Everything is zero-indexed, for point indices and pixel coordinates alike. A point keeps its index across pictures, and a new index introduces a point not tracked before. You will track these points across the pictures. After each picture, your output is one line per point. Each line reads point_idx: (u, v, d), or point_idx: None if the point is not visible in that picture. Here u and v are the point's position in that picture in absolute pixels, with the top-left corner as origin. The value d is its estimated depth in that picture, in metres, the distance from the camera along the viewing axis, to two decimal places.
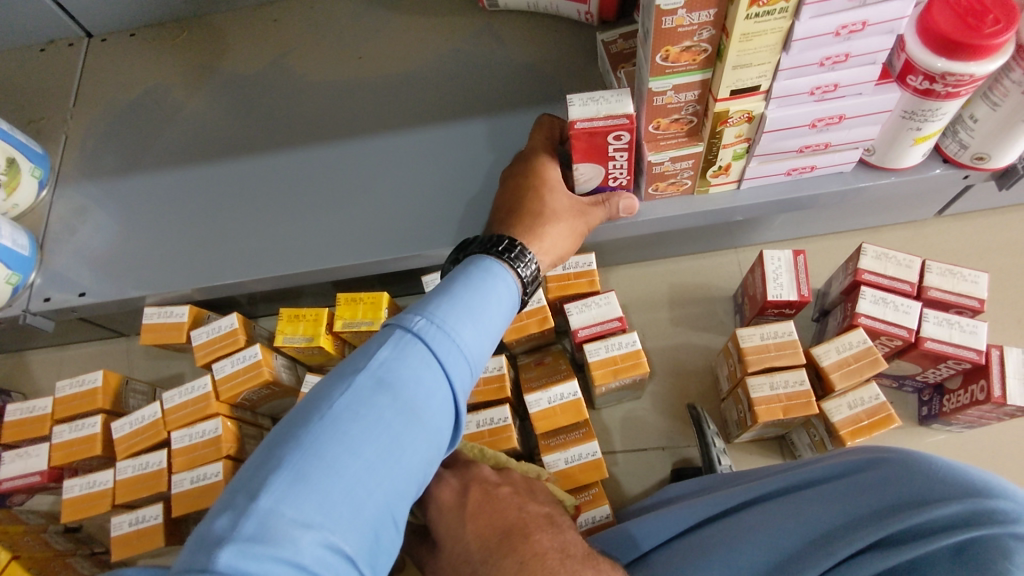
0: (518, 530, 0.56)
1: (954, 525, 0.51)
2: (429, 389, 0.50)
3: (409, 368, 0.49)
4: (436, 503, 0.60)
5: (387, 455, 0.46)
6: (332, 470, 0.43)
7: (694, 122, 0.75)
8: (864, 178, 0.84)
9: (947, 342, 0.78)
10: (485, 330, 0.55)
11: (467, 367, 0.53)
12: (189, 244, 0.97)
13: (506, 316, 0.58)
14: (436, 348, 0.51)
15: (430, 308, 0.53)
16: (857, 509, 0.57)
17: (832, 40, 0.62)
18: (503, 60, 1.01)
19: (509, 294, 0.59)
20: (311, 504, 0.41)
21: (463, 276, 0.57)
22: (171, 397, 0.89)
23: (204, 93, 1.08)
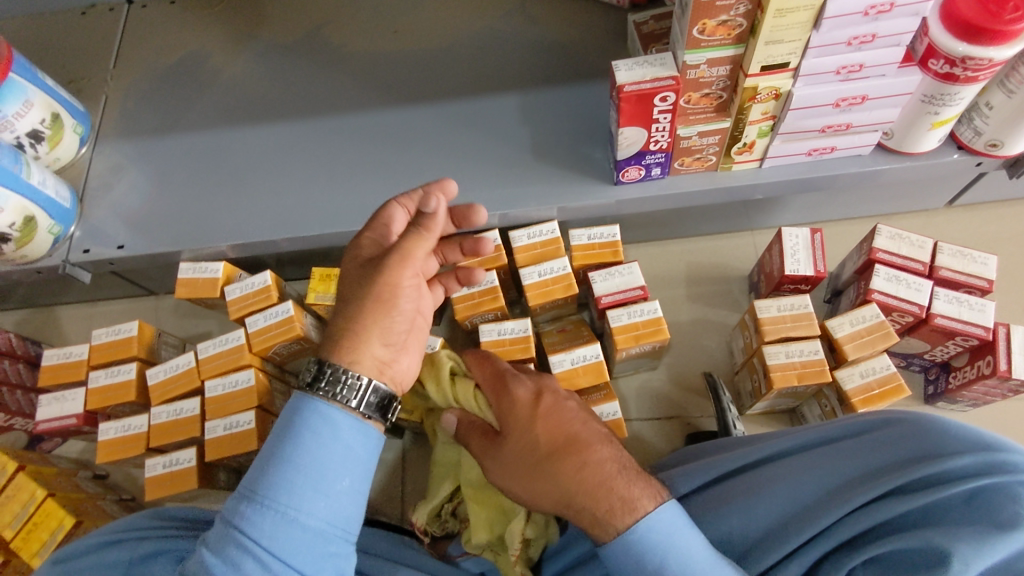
0: (579, 440, 0.60)
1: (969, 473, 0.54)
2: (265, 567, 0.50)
3: (231, 561, 0.50)
4: (512, 401, 0.65)
5: None
6: None
7: (723, 97, 0.78)
8: (882, 161, 0.88)
9: (956, 319, 0.82)
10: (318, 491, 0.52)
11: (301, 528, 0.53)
12: (226, 203, 1.01)
13: (355, 465, 0.55)
14: (253, 532, 0.50)
15: (252, 489, 0.52)
16: (873, 463, 0.60)
17: (860, 20, 0.66)
18: (535, 38, 1.04)
19: (343, 439, 0.55)
20: None
21: (288, 429, 0.55)
22: (205, 348, 0.92)
23: (242, 60, 1.11)
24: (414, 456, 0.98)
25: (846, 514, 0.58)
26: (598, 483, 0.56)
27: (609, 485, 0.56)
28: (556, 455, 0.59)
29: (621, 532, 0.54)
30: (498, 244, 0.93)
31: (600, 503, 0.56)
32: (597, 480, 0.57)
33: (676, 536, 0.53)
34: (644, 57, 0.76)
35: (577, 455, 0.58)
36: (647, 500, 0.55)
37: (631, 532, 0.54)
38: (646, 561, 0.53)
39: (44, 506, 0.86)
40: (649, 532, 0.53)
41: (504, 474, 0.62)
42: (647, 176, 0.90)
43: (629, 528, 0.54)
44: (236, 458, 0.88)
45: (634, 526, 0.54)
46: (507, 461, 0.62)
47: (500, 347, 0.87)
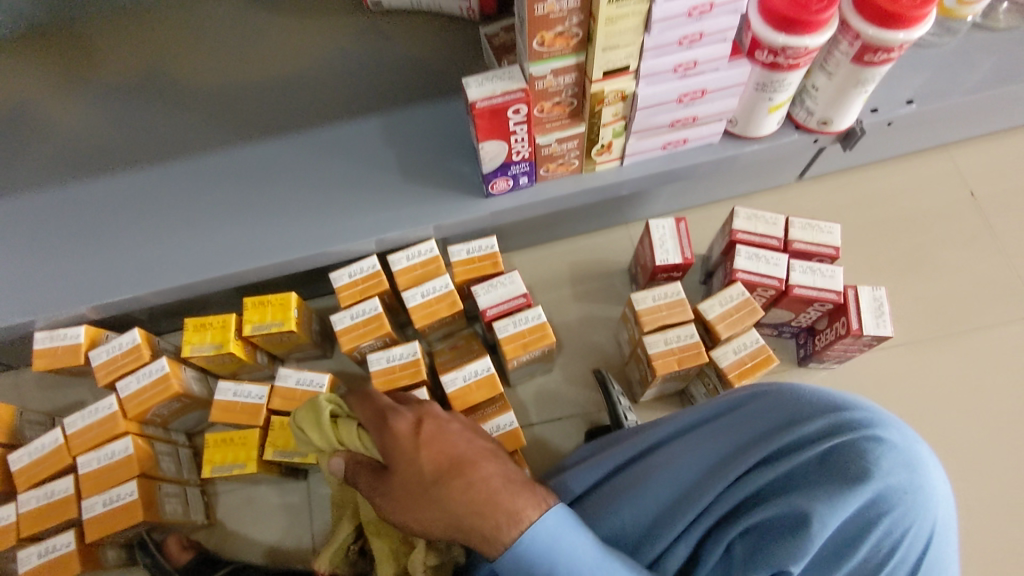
0: (463, 463, 0.59)
1: (824, 436, 0.58)
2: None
3: None
4: (392, 435, 0.63)
5: None
6: None
7: (574, 103, 0.80)
8: (731, 147, 0.93)
9: (812, 286, 0.88)
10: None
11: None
12: (79, 262, 0.94)
13: None
14: None
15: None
16: (743, 435, 0.63)
17: (686, 21, 0.70)
18: (390, 58, 1.03)
19: None
20: None
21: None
22: (74, 421, 0.86)
23: (79, 106, 1.03)
24: (319, 497, 0.96)
25: (726, 488, 0.61)
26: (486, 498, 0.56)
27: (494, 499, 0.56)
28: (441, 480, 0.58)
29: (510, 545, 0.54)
30: (378, 269, 0.91)
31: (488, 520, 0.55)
32: (483, 497, 0.56)
33: (563, 539, 0.55)
34: (493, 72, 0.76)
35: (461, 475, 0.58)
36: (531, 510, 0.56)
37: (517, 543, 0.54)
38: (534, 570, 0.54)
39: None
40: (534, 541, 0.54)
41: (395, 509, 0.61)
42: (516, 186, 0.91)
43: (515, 541, 0.54)
44: (122, 533, 0.83)
45: (520, 537, 0.54)
46: (396, 496, 0.61)
47: (391, 374, 0.87)
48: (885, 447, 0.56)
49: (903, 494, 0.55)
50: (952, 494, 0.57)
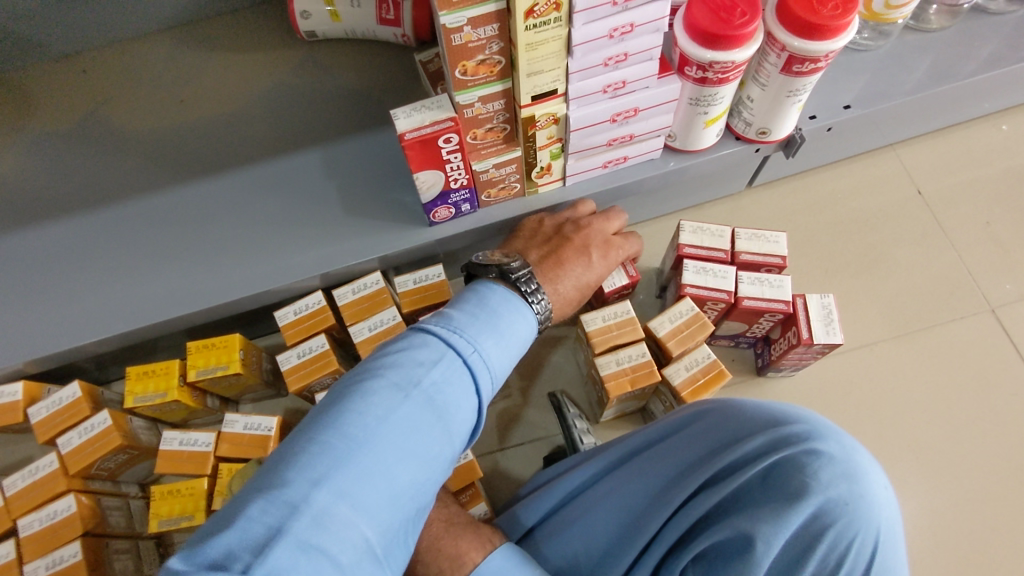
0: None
1: (762, 453, 0.57)
2: (394, 462, 0.43)
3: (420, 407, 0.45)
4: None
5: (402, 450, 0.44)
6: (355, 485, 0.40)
7: (508, 128, 0.79)
8: (674, 162, 0.93)
9: (761, 298, 0.87)
10: (496, 345, 0.52)
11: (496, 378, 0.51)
12: (14, 316, 0.91)
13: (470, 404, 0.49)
14: (468, 365, 0.49)
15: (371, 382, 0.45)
16: (686, 457, 0.61)
17: (608, 42, 0.69)
18: (330, 89, 1.02)
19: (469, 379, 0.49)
20: (352, 488, 0.40)
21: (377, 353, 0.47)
22: (14, 482, 0.83)
23: (12, 154, 1.01)
24: None
25: (670, 514, 0.59)
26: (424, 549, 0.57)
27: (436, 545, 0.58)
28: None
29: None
30: (323, 305, 0.90)
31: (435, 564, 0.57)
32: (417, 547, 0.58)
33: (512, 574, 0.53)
34: (421, 103, 0.75)
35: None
36: (474, 550, 0.56)
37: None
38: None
39: None
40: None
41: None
42: (458, 213, 0.90)
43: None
44: None
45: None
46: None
47: None
48: (823, 460, 0.55)
49: (844, 506, 0.53)
50: (896, 500, 0.55)
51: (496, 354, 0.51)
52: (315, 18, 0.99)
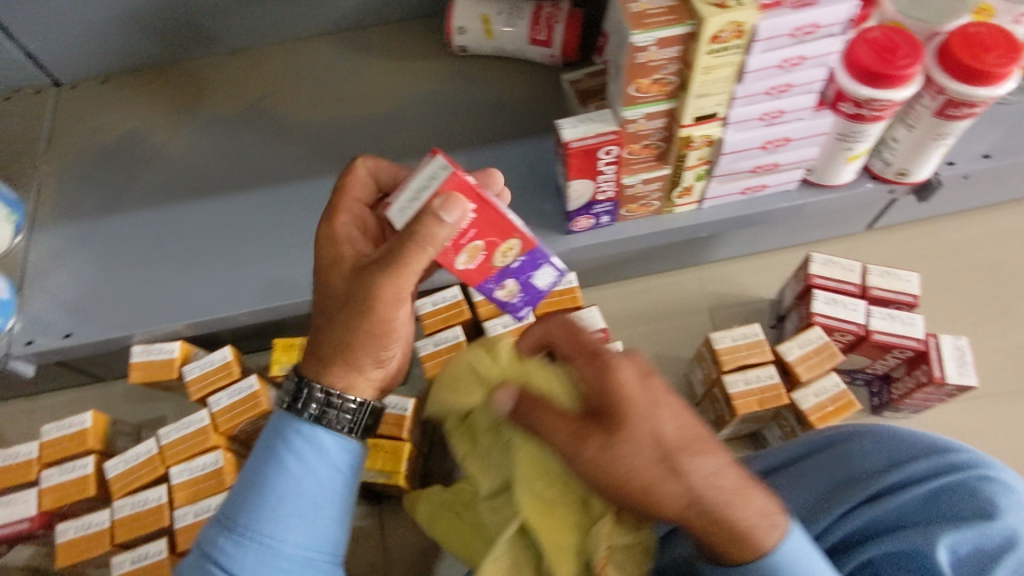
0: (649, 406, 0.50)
1: (927, 476, 0.58)
2: (279, 521, 0.57)
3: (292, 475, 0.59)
4: (611, 383, 0.50)
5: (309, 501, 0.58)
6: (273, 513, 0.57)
7: (661, 147, 0.84)
8: (808, 195, 0.96)
9: (891, 333, 0.89)
10: (288, 471, 0.58)
11: (326, 499, 0.59)
12: (179, 282, 0.99)
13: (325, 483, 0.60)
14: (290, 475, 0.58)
15: (270, 456, 0.59)
16: (839, 475, 0.63)
17: (777, 72, 0.73)
18: (477, 100, 1.09)
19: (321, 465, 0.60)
20: (286, 509, 0.57)
21: (259, 452, 0.60)
22: (168, 432, 0.90)
23: (184, 135, 1.10)
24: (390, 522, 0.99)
25: (828, 530, 0.61)
26: (693, 492, 0.50)
27: (719, 510, 0.50)
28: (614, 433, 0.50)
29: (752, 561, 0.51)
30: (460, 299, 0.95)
31: (715, 536, 0.51)
32: (667, 477, 0.50)
33: (804, 558, 0.51)
34: (414, 181, 0.60)
35: (643, 414, 0.50)
36: (771, 534, 0.51)
37: (760, 559, 0.51)
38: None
39: None
40: (776, 561, 0.51)
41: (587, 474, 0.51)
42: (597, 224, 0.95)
43: (755, 557, 0.51)
44: None
45: (766, 553, 0.51)
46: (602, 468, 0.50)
47: None
48: (997, 487, 0.56)
49: None
50: None
51: (303, 524, 0.58)
52: (470, 34, 1.06)
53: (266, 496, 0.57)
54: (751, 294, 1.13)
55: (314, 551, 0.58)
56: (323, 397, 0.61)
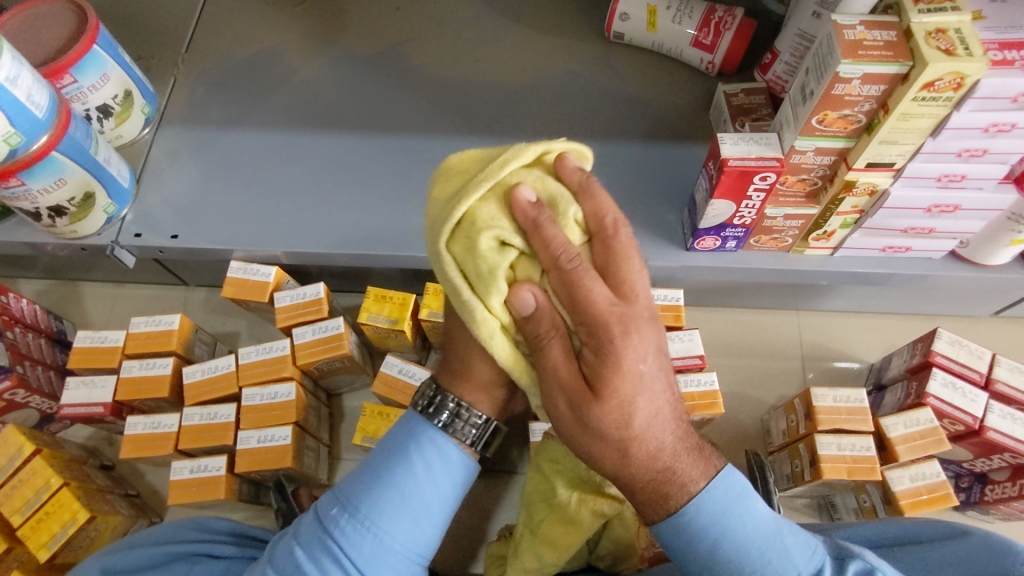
0: (636, 389, 0.51)
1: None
2: (380, 523, 0.53)
3: (411, 476, 0.54)
4: (589, 306, 0.50)
5: (415, 508, 0.54)
6: (380, 512, 0.53)
7: (818, 184, 0.79)
8: (951, 268, 0.90)
9: (1009, 435, 0.83)
10: (407, 463, 0.55)
11: (432, 506, 0.55)
12: (288, 207, 0.99)
13: (444, 497, 0.56)
14: (407, 479, 0.54)
15: (385, 448, 0.56)
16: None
17: (978, 135, 0.67)
18: (618, 91, 1.04)
19: (440, 475, 0.55)
20: (387, 512, 0.53)
21: (391, 443, 0.56)
22: (248, 353, 0.89)
23: (319, 64, 1.09)
24: None
25: None
26: (638, 446, 0.53)
27: (659, 477, 0.54)
28: (597, 395, 0.51)
29: (674, 513, 0.53)
30: None
31: (651, 495, 0.54)
32: (639, 435, 0.53)
33: (734, 509, 0.53)
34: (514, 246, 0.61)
35: (629, 389, 0.51)
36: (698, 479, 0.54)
37: (682, 514, 0.53)
38: (702, 538, 0.53)
39: (58, 496, 0.82)
40: (702, 512, 0.53)
41: (563, 420, 0.54)
42: (720, 247, 0.90)
43: (679, 510, 0.53)
44: (266, 473, 0.86)
45: (685, 508, 0.53)
46: (574, 424, 0.53)
47: None
48: None
49: None
50: None
51: (415, 526, 0.54)
52: (632, 21, 1.02)
53: (384, 489, 0.54)
54: (851, 354, 1.07)
55: (415, 555, 0.54)
56: (454, 408, 0.56)
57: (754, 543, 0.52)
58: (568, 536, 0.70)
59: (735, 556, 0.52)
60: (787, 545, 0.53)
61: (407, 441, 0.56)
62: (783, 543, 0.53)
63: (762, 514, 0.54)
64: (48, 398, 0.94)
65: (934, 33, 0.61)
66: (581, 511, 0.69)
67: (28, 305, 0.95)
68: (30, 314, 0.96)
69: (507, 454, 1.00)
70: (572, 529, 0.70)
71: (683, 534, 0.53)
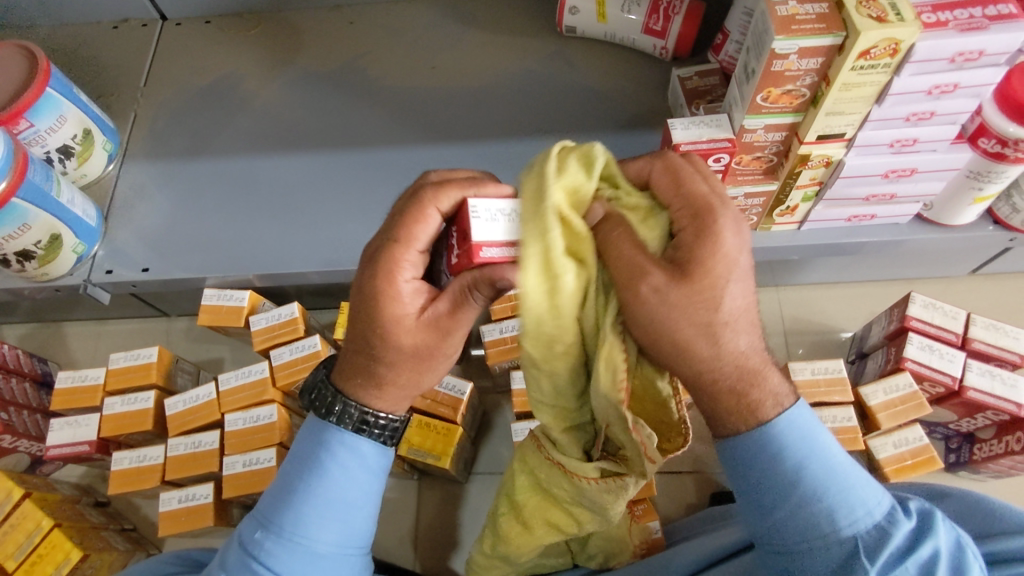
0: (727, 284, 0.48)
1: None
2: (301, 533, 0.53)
3: (323, 482, 0.54)
4: (688, 193, 0.49)
5: (335, 512, 0.54)
6: (300, 522, 0.53)
7: (774, 160, 0.79)
8: (919, 231, 0.90)
9: (989, 393, 0.83)
10: (317, 470, 0.54)
11: (353, 505, 0.55)
12: (256, 231, 0.99)
13: (366, 490, 0.56)
14: (321, 486, 0.54)
15: (294, 457, 0.56)
16: None
17: (922, 98, 0.67)
18: (576, 84, 1.04)
19: (354, 472, 0.55)
20: (305, 523, 0.53)
21: (302, 461, 0.55)
22: (228, 379, 0.89)
23: (277, 86, 1.09)
24: (429, 499, 0.98)
25: None
26: (731, 333, 0.48)
27: (747, 377, 0.49)
28: (688, 273, 0.47)
29: (766, 420, 0.50)
30: None
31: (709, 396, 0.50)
32: (729, 321, 0.48)
33: (818, 435, 0.51)
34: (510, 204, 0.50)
35: (723, 271, 0.47)
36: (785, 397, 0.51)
37: (774, 422, 0.50)
38: (789, 456, 0.50)
39: (51, 537, 0.83)
40: (792, 427, 0.50)
41: (650, 311, 0.47)
42: None
43: (770, 419, 0.50)
44: (254, 496, 0.86)
45: (775, 418, 0.50)
46: (664, 306, 0.46)
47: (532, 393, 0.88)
48: None
49: None
50: None
51: (337, 525, 0.54)
52: (582, 14, 1.02)
53: (299, 499, 0.54)
54: (831, 325, 1.07)
55: (350, 549, 0.56)
56: (358, 415, 0.54)
57: (837, 470, 0.50)
58: (523, 535, 0.69)
59: (821, 484, 0.49)
60: (864, 478, 0.51)
61: (311, 445, 0.55)
62: (863, 479, 0.51)
63: (838, 449, 0.52)
64: (35, 440, 0.95)
65: (865, 2, 0.61)
66: (537, 518, 0.68)
67: (10, 351, 0.96)
68: (13, 358, 0.96)
69: (496, 454, 1.00)
70: (529, 532, 0.69)
71: (761, 459, 0.50)
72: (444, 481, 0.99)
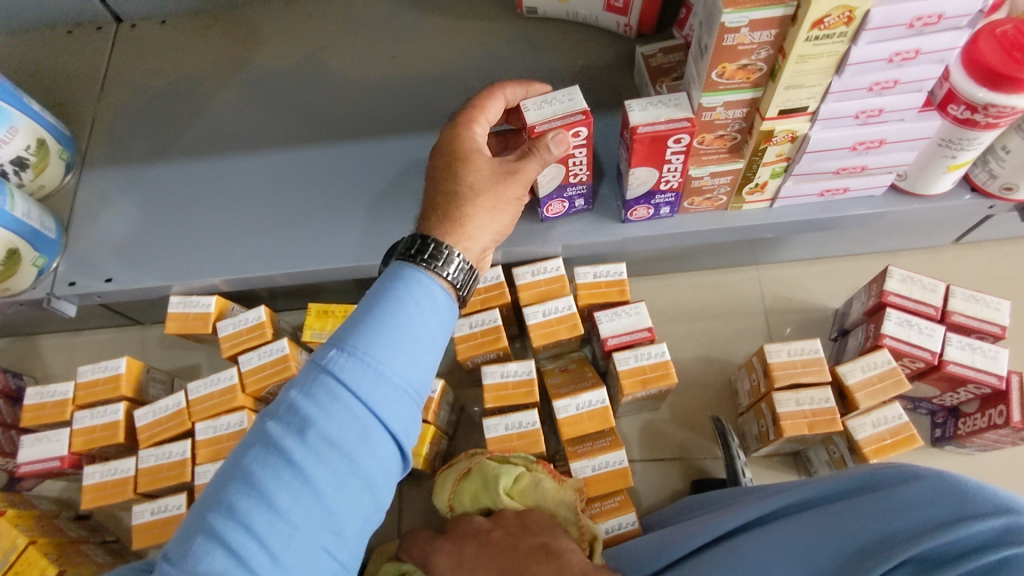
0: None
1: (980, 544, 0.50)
2: (371, 356, 0.50)
3: (400, 308, 0.53)
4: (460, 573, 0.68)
5: (407, 344, 0.52)
6: (373, 344, 0.51)
7: (737, 138, 0.77)
8: (895, 203, 0.87)
9: (969, 366, 0.80)
10: (392, 300, 0.53)
11: (424, 346, 0.53)
12: (220, 235, 0.97)
13: (436, 335, 0.55)
14: (397, 311, 0.52)
15: (366, 296, 0.54)
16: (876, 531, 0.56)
17: (884, 66, 0.64)
18: (539, 67, 1.01)
19: (430, 307, 0.55)
20: (378, 343, 0.51)
21: (374, 295, 0.54)
22: (196, 387, 0.88)
23: (236, 84, 1.07)
24: (410, 497, 0.97)
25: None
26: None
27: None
28: None
29: None
30: (502, 281, 0.91)
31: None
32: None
33: None
34: (550, 96, 0.72)
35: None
36: None
37: None
38: None
39: (25, 556, 0.82)
40: None
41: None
42: (655, 215, 0.88)
43: None
44: None
45: None
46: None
47: (503, 388, 0.86)
48: None
49: None
50: None
51: (407, 357, 0.52)
52: None
53: (373, 321, 0.52)
54: (814, 302, 1.04)
55: (414, 392, 0.53)
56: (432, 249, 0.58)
57: None
58: None
59: None
60: None
61: (386, 282, 0.55)
62: None
63: None
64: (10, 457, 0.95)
65: None
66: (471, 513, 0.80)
67: None
68: None
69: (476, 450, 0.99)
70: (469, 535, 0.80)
71: None
72: (424, 479, 0.98)
